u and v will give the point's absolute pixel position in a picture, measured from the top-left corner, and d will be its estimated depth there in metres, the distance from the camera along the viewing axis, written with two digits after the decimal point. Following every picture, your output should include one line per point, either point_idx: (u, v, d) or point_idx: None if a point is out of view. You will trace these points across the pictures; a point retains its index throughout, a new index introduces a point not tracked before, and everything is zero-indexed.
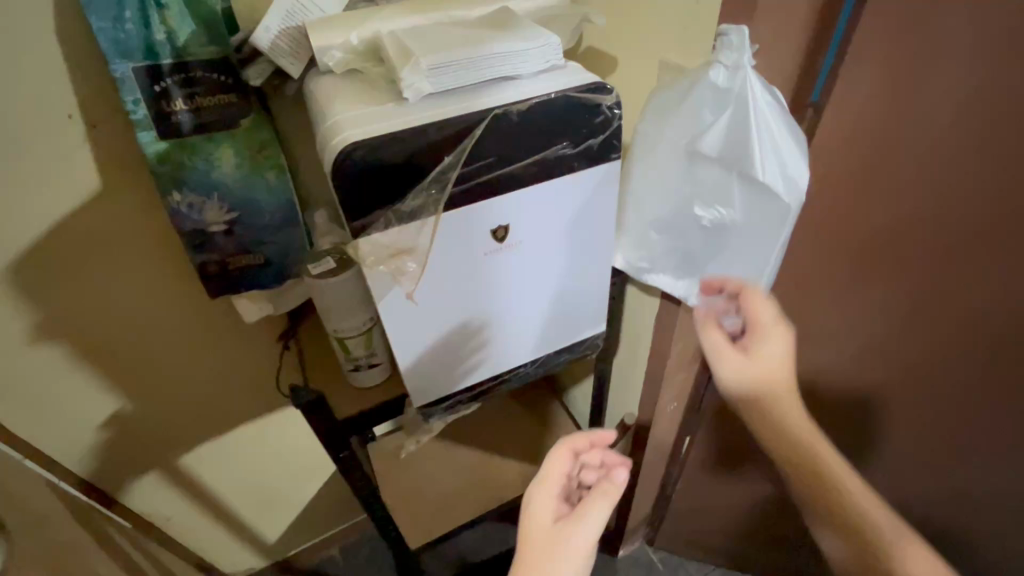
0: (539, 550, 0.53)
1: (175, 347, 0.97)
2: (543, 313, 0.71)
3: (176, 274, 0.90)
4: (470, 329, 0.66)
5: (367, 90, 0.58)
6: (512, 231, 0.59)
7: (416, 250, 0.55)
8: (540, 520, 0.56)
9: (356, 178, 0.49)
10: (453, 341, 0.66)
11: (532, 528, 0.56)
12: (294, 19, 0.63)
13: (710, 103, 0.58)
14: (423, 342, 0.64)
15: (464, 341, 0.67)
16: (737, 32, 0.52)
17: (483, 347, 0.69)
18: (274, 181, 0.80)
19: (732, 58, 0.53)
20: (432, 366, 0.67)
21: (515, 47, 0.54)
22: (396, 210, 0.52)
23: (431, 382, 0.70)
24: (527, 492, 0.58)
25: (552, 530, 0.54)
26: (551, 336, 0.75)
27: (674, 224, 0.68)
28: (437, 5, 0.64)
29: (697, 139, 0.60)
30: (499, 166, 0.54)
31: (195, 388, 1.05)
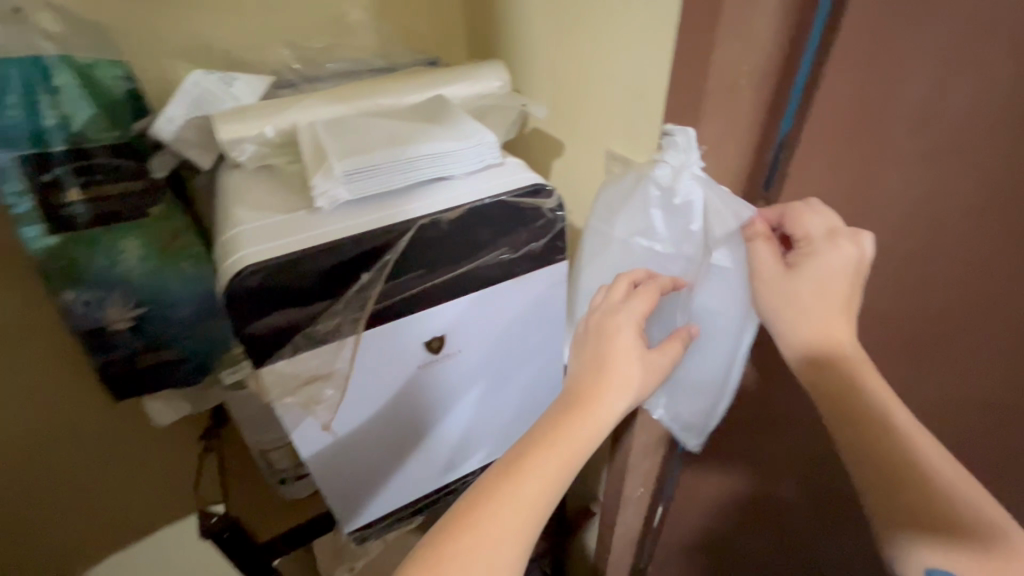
0: (615, 367, 0.44)
1: (72, 453, 0.84)
2: (488, 415, 0.64)
3: (74, 370, 0.78)
4: (404, 440, 0.58)
5: (282, 191, 0.52)
6: (448, 340, 0.53)
7: (333, 375, 0.49)
8: (636, 336, 0.45)
9: (256, 302, 0.43)
10: (386, 455, 0.59)
11: (623, 349, 0.45)
12: (202, 108, 0.57)
13: (659, 204, 0.52)
14: (348, 458, 0.56)
15: (399, 454, 0.60)
16: (683, 133, 0.48)
17: (422, 457, 0.62)
18: (190, 271, 0.70)
19: (678, 158, 0.49)
20: (362, 481, 0.60)
21: (445, 147, 0.49)
22: (306, 334, 0.46)
23: (362, 496, 0.62)
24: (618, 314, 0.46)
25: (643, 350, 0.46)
26: (498, 438, 0.68)
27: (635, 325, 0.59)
28: (365, 92, 0.60)
29: (650, 241, 0.54)
30: (428, 279, 0.48)
31: (97, 493, 0.90)
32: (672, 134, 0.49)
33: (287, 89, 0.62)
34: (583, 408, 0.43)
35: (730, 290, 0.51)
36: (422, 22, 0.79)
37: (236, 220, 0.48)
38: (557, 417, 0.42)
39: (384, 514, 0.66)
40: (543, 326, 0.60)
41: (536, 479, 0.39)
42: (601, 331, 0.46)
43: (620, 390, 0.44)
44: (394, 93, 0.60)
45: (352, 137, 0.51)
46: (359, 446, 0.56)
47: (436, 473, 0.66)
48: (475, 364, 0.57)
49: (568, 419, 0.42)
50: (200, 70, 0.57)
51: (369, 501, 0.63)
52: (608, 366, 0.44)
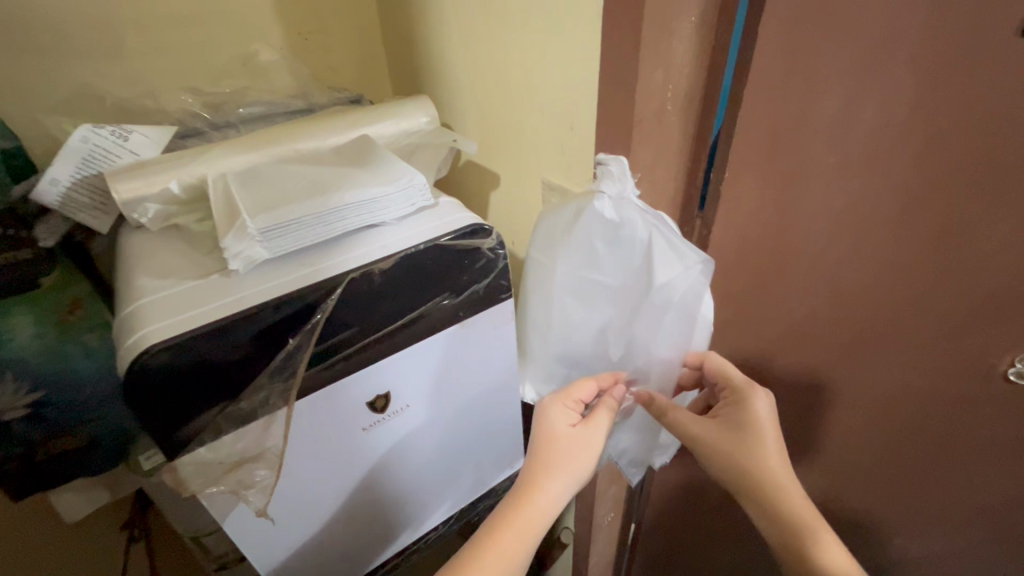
0: (554, 460, 0.48)
1: None
2: (443, 464, 0.61)
3: None
4: (358, 509, 0.55)
5: (191, 253, 0.47)
6: (394, 398, 0.49)
7: (265, 455, 0.44)
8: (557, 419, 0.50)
9: (164, 389, 0.37)
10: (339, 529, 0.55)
11: (546, 436, 0.50)
12: (94, 166, 0.51)
13: (597, 238, 0.50)
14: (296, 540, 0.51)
15: (355, 523, 0.56)
16: (615, 163, 0.47)
17: (380, 521, 0.58)
18: (95, 343, 0.63)
19: (615, 189, 0.48)
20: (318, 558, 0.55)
21: (371, 194, 0.46)
22: (228, 414, 0.41)
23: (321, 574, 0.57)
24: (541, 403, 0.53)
25: (578, 443, 0.49)
26: (456, 486, 0.65)
27: (587, 358, 0.57)
28: (280, 137, 0.56)
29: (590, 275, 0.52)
30: (364, 336, 0.44)
31: None
32: (604, 165, 0.48)
33: (194, 138, 0.57)
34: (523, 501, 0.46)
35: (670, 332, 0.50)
36: (339, 60, 0.76)
37: (137, 293, 0.43)
38: (503, 518, 0.45)
39: None
40: (494, 365, 0.58)
41: (499, 559, 0.43)
42: (539, 433, 0.51)
43: (560, 478, 0.47)
44: (314, 136, 0.57)
45: (267, 190, 0.47)
46: (301, 528, 0.51)
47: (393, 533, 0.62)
48: (425, 418, 0.54)
49: (508, 518, 0.45)
50: (86, 123, 0.50)
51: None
52: (549, 461, 0.48)
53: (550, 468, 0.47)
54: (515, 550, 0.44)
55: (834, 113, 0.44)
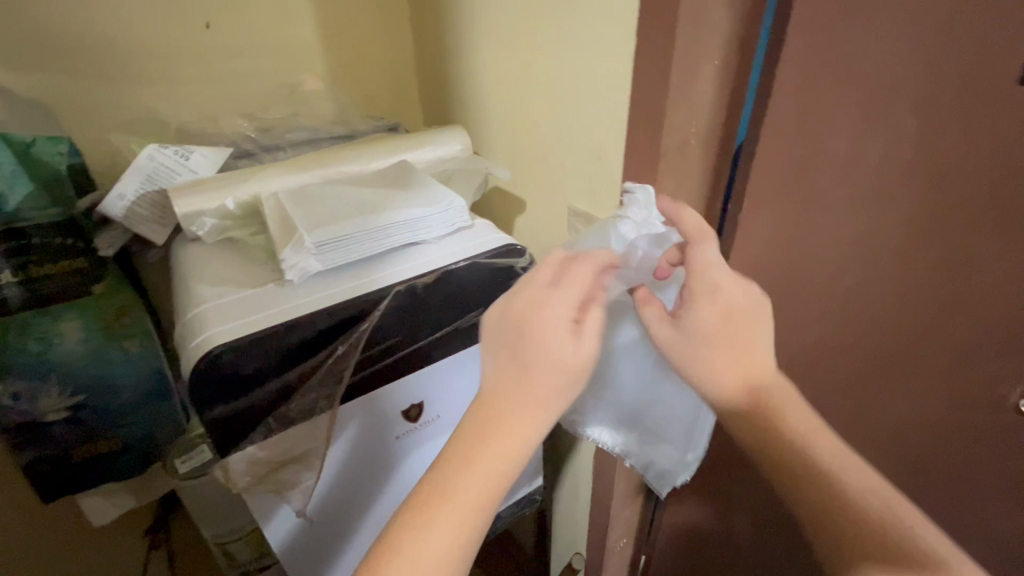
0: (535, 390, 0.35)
1: None
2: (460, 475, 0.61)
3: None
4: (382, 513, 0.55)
5: (245, 264, 0.50)
6: (427, 407, 0.52)
7: (308, 457, 0.46)
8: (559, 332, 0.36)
9: (223, 385, 0.40)
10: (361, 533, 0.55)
11: (541, 354, 0.35)
12: (157, 183, 0.55)
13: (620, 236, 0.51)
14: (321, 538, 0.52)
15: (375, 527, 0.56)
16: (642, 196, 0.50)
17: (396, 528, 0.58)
18: (134, 349, 0.65)
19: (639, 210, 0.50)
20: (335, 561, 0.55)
21: (416, 214, 0.49)
22: (278, 414, 0.43)
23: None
24: (521, 293, 0.37)
25: (576, 373, 0.36)
26: None
27: (612, 384, 0.56)
28: (326, 160, 0.60)
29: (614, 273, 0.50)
30: (405, 346, 0.47)
31: None
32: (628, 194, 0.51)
33: (246, 159, 0.62)
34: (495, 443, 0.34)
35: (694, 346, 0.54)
36: (376, 90, 0.82)
37: (197, 298, 0.46)
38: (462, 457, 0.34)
39: None
40: None
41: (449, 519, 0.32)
42: (525, 343, 0.35)
43: (535, 418, 0.35)
44: (358, 160, 0.61)
45: (320, 208, 0.50)
46: (329, 525, 0.52)
47: None
48: (453, 430, 0.56)
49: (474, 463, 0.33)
50: (153, 144, 0.55)
51: None
52: (529, 390, 0.35)
53: (533, 406, 0.35)
54: (474, 506, 0.33)
55: (846, 151, 0.48)
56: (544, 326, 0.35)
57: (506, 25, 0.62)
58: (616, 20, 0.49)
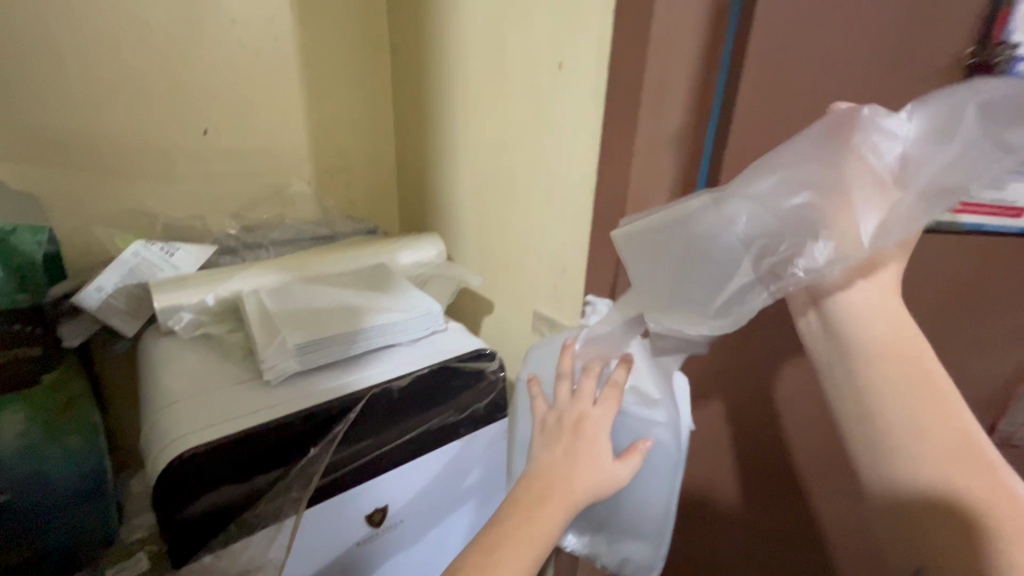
0: (582, 483, 0.42)
1: None
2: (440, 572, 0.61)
3: None
4: None
5: (221, 361, 0.51)
6: (390, 512, 0.51)
7: (264, 567, 0.43)
8: (595, 446, 0.43)
9: (191, 488, 0.40)
10: None
11: (602, 471, 0.43)
12: (139, 277, 0.56)
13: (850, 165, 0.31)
14: None
15: None
16: (975, 109, 0.29)
17: None
18: (74, 445, 0.59)
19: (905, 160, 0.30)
20: None
21: (395, 319, 0.53)
22: (242, 520, 0.43)
23: None
24: (571, 443, 0.43)
25: (603, 482, 0.42)
26: None
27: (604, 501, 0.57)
28: (309, 260, 0.63)
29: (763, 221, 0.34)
30: (376, 448, 0.48)
31: None
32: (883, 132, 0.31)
33: (228, 256, 0.64)
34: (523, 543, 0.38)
35: (666, 450, 0.52)
36: (358, 193, 0.87)
37: (169, 396, 0.46)
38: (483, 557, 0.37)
39: None
40: (482, 486, 0.60)
41: None
42: (597, 466, 0.43)
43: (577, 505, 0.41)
44: (340, 262, 0.65)
45: (302, 309, 0.53)
46: None
47: None
48: (415, 533, 0.55)
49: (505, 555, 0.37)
50: (140, 240, 0.57)
51: None
52: (568, 491, 0.41)
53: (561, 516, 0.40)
54: None
55: None
56: (594, 439, 0.43)
57: (483, 152, 0.70)
58: (577, 159, 0.56)
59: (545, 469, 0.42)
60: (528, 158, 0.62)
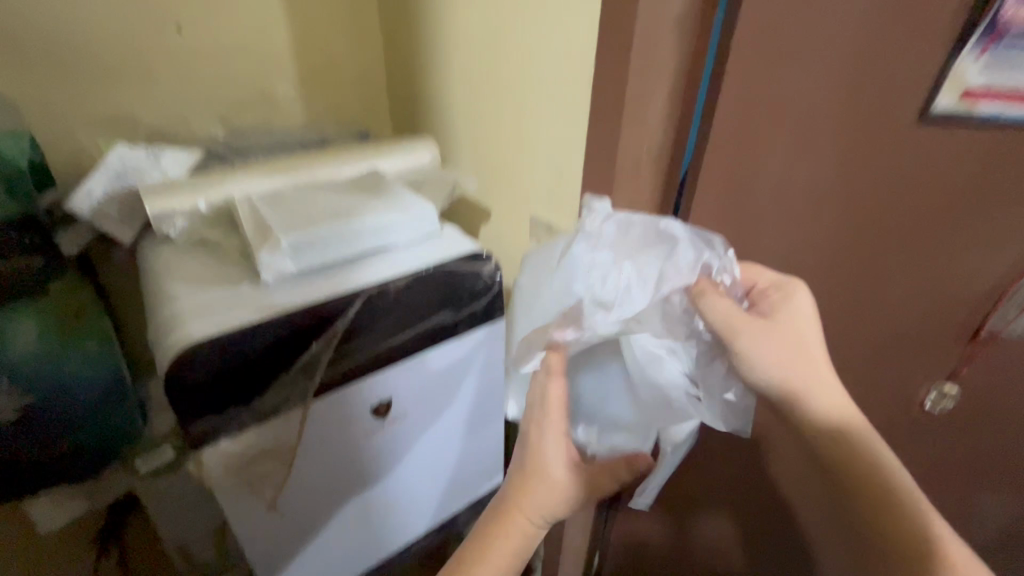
0: (535, 490, 0.43)
1: None
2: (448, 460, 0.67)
3: None
4: (366, 501, 0.60)
5: (220, 264, 0.51)
6: (394, 404, 0.54)
7: (279, 449, 0.48)
8: (553, 450, 0.43)
9: (201, 381, 0.41)
10: (352, 520, 0.60)
11: (551, 486, 0.43)
12: (126, 182, 0.56)
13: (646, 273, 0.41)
14: (317, 526, 0.56)
15: (365, 513, 0.61)
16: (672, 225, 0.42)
17: (386, 512, 0.63)
18: (94, 350, 0.62)
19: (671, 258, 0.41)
20: (333, 554, 0.61)
21: (389, 221, 0.52)
22: (255, 409, 0.45)
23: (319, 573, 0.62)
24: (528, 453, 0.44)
25: (558, 490, 0.43)
26: (456, 481, 0.71)
27: None
28: (299, 165, 0.62)
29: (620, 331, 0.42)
30: (376, 345, 0.50)
31: None
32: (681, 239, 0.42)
33: (217, 162, 0.63)
34: (495, 538, 0.42)
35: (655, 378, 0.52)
36: (347, 98, 0.84)
37: (170, 297, 0.47)
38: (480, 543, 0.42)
39: None
40: (482, 384, 0.63)
41: None
42: (547, 478, 0.43)
43: (546, 489, 0.43)
44: (332, 167, 0.63)
45: (295, 211, 0.52)
46: (305, 518, 0.55)
47: (393, 525, 0.66)
48: (418, 426, 0.59)
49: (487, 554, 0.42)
50: (122, 144, 0.56)
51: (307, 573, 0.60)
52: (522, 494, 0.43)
53: (510, 525, 0.43)
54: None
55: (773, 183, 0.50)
56: (545, 452, 0.43)
57: (474, 45, 0.65)
58: (572, 46, 0.52)
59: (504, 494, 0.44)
60: (521, 49, 0.58)
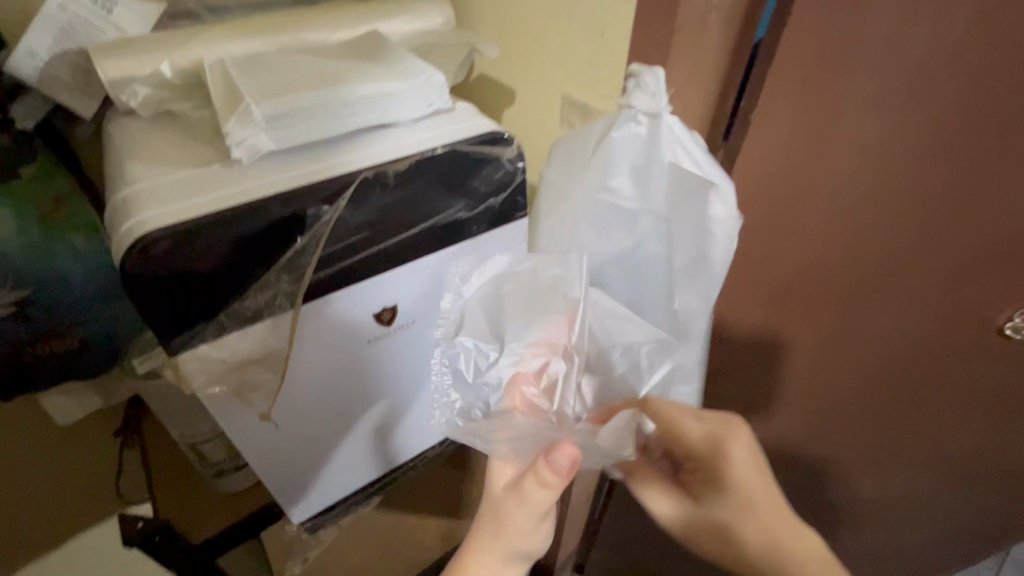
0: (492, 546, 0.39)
1: None
2: None
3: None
4: (373, 410, 0.56)
5: (190, 142, 0.43)
6: (400, 311, 0.48)
7: (270, 357, 0.43)
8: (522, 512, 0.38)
9: (165, 277, 0.35)
10: (360, 428, 0.57)
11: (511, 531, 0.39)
12: (75, 40, 0.46)
13: (687, 167, 0.47)
14: (323, 433, 0.53)
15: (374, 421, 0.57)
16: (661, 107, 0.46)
17: (396, 421, 0.60)
18: (81, 244, 0.55)
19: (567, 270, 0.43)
20: (341, 460, 0.59)
21: (386, 90, 0.42)
22: (232, 311, 0.39)
23: (330, 478, 0.60)
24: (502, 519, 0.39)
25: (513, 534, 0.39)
26: None
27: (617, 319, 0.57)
28: (282, 24, 0.51)
29: (658, 224, 0.50)
30: (375, 243, 0.42)
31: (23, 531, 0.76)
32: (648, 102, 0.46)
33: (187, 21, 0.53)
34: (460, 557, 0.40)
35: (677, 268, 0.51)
36: None
37: (129, 178, 0.39)
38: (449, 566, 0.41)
39: (338, 503, 0.65)
40: None
41: None
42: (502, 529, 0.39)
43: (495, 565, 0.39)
44: (322, 26, 0.52)
45: (274, 76, 0.43)
46: (310, 425, 0.51)
47: (406, 433, 0.63)
48: (428, 336, 0.53)
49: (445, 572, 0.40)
50: None
51: (318, 477, 0.58)
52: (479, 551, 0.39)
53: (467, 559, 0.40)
54: None
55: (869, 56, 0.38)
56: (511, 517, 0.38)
57: None
58: None
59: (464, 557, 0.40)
60: None
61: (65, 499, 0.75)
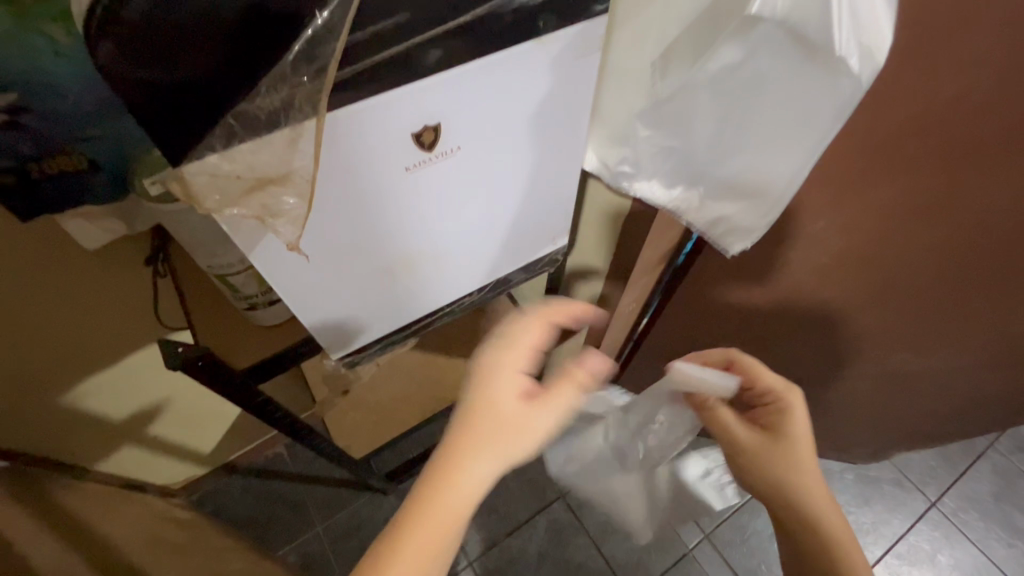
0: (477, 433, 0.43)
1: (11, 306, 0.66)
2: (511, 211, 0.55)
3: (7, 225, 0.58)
4: (412, 248, 0.51)
5: None
6: (444, 131, 0.40)
7: (293, 177, 0.35)
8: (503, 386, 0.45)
9: (147, 55, 0.27)
10: (398, 267, 0.52)
11: (488, 404, 0.44)
12: None
13: None
14: (359, 269, 0.49)
15: (413, 260, 0.52)
16: None
17: (437, 262, 0.55)
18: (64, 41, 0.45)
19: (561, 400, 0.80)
20: (378, 299, 0.55)
21: None
22: (243, 114, 0.32)
23: (369, 317, 0.58)
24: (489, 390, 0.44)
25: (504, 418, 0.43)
26: (518, 237, 0.60)
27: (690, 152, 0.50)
28: None
29: (781, 36, 0.38)
30: (418, 31, 0.33)
31: (82, 348, 0.78)
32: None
33: None
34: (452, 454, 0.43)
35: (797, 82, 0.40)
36: None
37: None
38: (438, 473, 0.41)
39: (378, 341, 0.64)
40: (564, 114, 0.46)
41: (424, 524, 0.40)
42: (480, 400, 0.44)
43: (478, 456, 0.42)
44: None
45: None
46: (345, 261, 0.47)
47: (445, 277, 0.59)
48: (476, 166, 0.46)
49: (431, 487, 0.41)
50: None
51: (356, 316, 0.56)
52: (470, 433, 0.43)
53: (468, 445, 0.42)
54: (441, 525, 0.40)
55: None
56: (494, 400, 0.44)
57: None
58: None
59: (445, 460, 0.42)
60: None
61: (117, 318, 0.77)
